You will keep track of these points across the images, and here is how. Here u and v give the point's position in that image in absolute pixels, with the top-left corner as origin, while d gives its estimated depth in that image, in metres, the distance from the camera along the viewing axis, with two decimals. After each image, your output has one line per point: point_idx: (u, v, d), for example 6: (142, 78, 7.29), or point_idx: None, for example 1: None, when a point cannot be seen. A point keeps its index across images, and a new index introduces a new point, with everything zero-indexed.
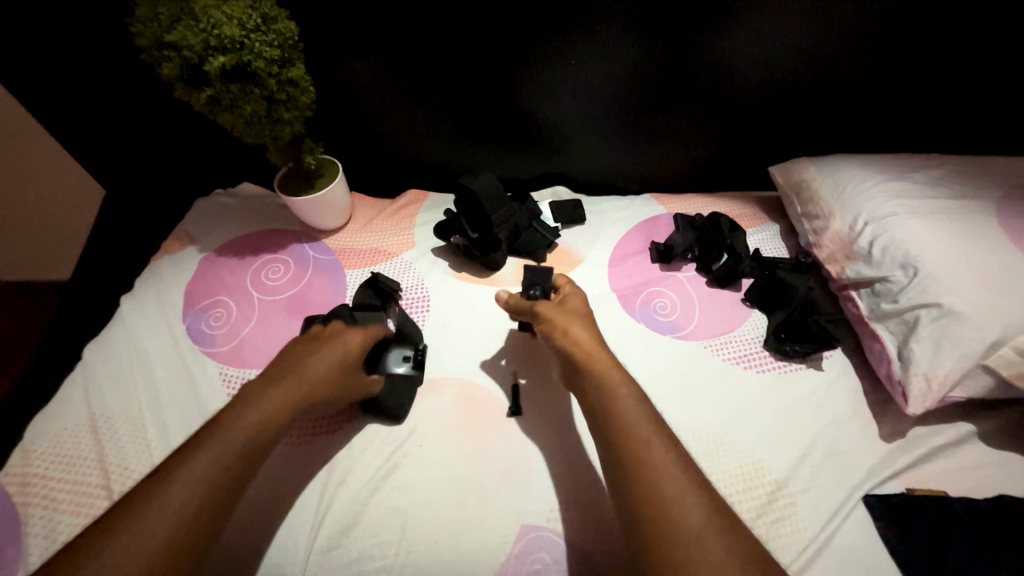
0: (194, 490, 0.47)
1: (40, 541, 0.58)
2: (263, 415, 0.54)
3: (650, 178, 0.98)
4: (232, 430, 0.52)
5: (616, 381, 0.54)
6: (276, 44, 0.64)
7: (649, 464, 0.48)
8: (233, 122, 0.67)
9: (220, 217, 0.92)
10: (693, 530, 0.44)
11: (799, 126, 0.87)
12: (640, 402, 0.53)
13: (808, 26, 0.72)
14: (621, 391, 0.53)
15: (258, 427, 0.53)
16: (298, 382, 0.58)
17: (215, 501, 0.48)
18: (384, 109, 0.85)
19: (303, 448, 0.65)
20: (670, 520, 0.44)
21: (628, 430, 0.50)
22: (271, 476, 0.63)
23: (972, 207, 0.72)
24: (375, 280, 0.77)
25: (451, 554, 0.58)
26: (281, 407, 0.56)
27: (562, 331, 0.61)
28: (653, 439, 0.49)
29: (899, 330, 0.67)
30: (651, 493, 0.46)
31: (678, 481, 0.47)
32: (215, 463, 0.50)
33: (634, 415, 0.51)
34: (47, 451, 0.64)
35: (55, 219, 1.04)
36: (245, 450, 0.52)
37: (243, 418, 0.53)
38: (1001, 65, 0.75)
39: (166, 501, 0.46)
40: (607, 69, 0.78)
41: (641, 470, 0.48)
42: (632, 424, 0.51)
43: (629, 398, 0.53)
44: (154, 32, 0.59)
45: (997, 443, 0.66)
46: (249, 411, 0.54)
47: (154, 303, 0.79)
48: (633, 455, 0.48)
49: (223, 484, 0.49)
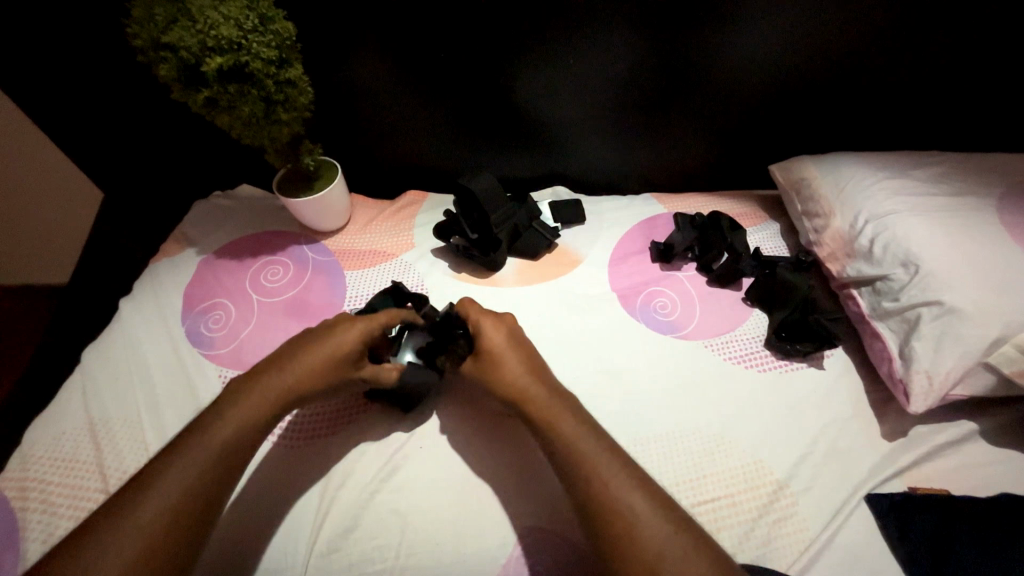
0: (171, 497, 0.47)
1: (39, 546, 0.57)
2: (245, 415, 0.53)
3: (650, 177, 0.97)
4: (210, 434, 0.51)
5: (562, 411, 0.54)
6: (273, 44, 0.64)
7: (605, 491, 0.48)
8: (231, 123, 0.66)
9: (219, 219, 0.92)
10: (655, 553, 0.44)
11: (799, 125, 0.87)
12: (604, 442, 0.52)
13: (807, 23, 0.72)
14: (566, 421, 0.53)
15: (239, 430, 0.52)
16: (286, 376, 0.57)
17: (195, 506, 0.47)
18: (382, 109, 0.85)
19: (300, 451, 0.65)
20: (634, 545, 0.44)
21: (582, 458, 0.50)
22: (267, 479, 0.62)
23: (972, 205, 0.72)
24: (397, 288, 0.74)
25: (451, 556, 0.57)
26: (259, 408, 0.54)
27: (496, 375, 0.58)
28: (603, 464, 0.49)
29: (900, 328, 0.67)
30: (621, 528, 0.45)
31: (651, 516, 0.46)
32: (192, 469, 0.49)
33: (586, 445, 0.51)
34: (45, 455, 0.64)
35: (53, 222, 1.03)
36: (226, 454, 0.51)
37: (218, 423, 0.52)
38: (1000, 62, 0.75)
39: (141, 511, 0.45)
40: (606, 69, 0.78)
41: (596, 498, 0.48)
42: (596, 464, 0.49)
43: (575, 427, 0.53)
44: (150, 33, 0.59)
45: (999, 441, 0.66)
46: (225, 415, 0.53)
47: (152, 306, 0.79)
48: (599, 495, 0.47)
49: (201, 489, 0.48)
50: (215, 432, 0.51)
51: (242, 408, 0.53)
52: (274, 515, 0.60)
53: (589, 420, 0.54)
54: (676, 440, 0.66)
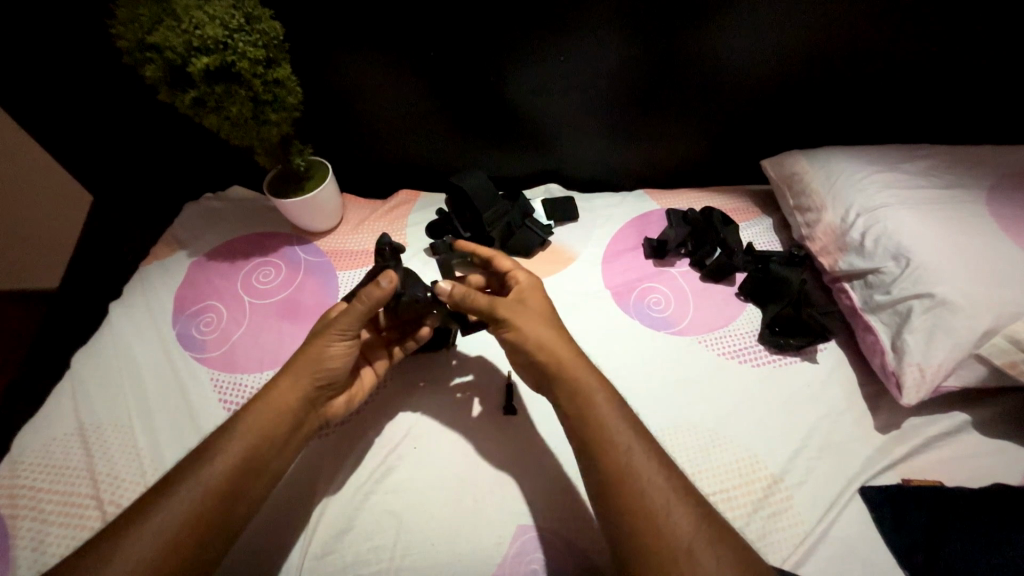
0: (178, 526, 0.46)
1: (29, 553, 0.57)
2: (252, 443, 0.52)
3: (642, 174, 0.98)
4: (202, 473, 0.49)
5: (592, 388, 0.53)
6: (260, 43, 0.63)
7: (637, 474, 0.48)
8: (219, 124, 0.66)
9: (210, 221, 0.91)
10: (685, 545, 0.44)
11: (791, 119, 0.87)
12: (632, 422, 0.51)
13: (799, 15, 0.72)
14: (600, 397, 0.52)
15: (243, 457, 0.51)
16: (302, 372, 0.57)
17: (193, 552, 0.47)
18: (373, 106, 0.84)
19: (330, 445, 0.65)
20: (663, 542, 0.44)
21: (613, 439, 0.50)
22: (299, 471, 0.63)
23: (962, 197, 0.72)
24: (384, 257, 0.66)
25: (447, 555, 0.57)
26: (273, 430, 0.54)
27: (535, 342, 0.55)
28: (635, 447, 0.49)
29: (891, 321, 0.67)
30: (654, 534, 0.45)
31: (693, 530, 0.44)
32: (179, 518, 0.47)
33: (613, 423, 0.51)
34: (35, 461, 0.64)
35: (44, 226, 1.04)
36: (234, 482, 0.50)
37: (234, 444, 0.52)
38: (992, 56, 0.76)
39: (154, 524, 0.46)
40: (596, 67, 0.78)
41: (624, 480, 0.47)
42: (636, 462, 0.48)
43: (609, 403, 0.52)
44: (135, 34, 0.58)
45: (991, 432, 0.66)
46: (238, 435, 0.52)
47: (142, 310, 0.79)
48: (631, 494, 0.47)
49: (197, 535, 0.47)
50: (216, 462, 0.50)
51: (245, 436, 0.52)
52: (286, 512, 0.60)
53: (621, 398, 0.54)
54: (671, 436, 0.66)
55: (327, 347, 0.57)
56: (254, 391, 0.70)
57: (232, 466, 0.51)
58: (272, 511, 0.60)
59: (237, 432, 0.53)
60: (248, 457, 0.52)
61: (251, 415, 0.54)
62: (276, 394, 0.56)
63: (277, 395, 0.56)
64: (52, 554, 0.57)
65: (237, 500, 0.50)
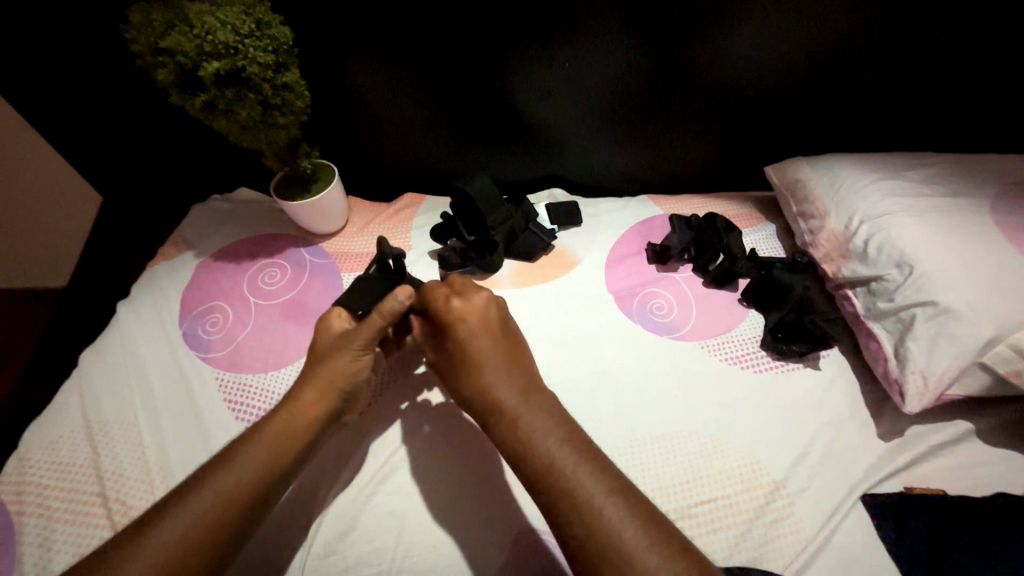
0: (202, 528, 0.47)
1: (35, 550, 0.57)
2: (277, 449, 0.53)
3: (646, 180, 0.98)
4: (226, 475, 0.50)
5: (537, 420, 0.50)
6: (270, 49, 0.64)
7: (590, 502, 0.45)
8: (228, 127, 0.67)
9: (217, 222, 0.92)
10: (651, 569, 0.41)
11: (795, 127, 0.88)
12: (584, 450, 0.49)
13: (804, 22, 0.72)
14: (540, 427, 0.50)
15: (270, 461, 0.52)
16: (324, 382, 0.58)
17: (214, 552, 0.47)
18: (380, 111, 0.85)
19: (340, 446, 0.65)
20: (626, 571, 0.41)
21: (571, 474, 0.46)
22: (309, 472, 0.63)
23: (967, 205, 0.72)
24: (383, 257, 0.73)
25: (447, 558, 0.57)
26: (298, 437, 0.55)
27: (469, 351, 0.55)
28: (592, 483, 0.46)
29: (895, 328, 0.67)
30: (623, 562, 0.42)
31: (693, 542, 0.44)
32: (200, 521, 0.47)
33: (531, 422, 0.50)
34: (43, 459, 0.64)
35: (53, 226, 1.05)
36: (257, 486, 0.51)
37: (259, 448, 0.52)
38: (997, 65, 0.76)
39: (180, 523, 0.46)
40: (600, 73, 0.78)
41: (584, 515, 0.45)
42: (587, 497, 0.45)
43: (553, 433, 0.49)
44: (149, 38, 0.59)
45: (995, 441, 0.66)
46: (263, 440, 0.53)
47: (151, 310, 0.80)
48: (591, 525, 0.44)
49: (220, 536, 0.47)
50: (239, 465, 0.51)
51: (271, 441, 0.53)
52: (291, 512, 0.60)
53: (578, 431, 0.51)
54: (671, 441, 0.66)
55: (350, 360, 0.59)
56: (257, 391, 0.71)
57: (257, 470, 0.51)
58: (279, 512, 0.60)
59: (260, 439, 0.53)
60: (272, 461, 0.52)
61: (278, 420, 0.55)
62: (301, 404, 0.56)
63: (304, 404, 0.56)
64: (58, 552, 0.57)
65: (258, 501, 0.50)
